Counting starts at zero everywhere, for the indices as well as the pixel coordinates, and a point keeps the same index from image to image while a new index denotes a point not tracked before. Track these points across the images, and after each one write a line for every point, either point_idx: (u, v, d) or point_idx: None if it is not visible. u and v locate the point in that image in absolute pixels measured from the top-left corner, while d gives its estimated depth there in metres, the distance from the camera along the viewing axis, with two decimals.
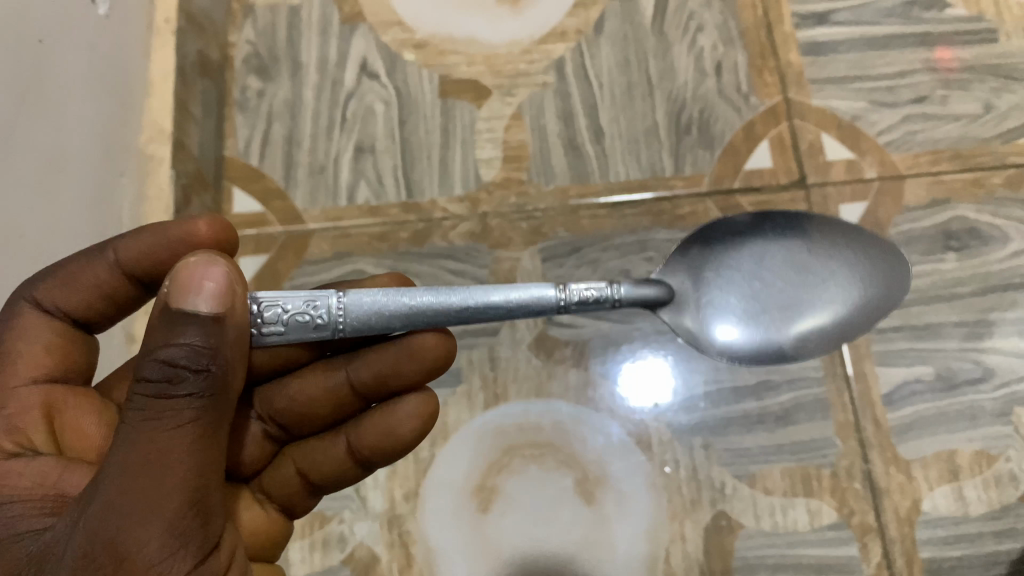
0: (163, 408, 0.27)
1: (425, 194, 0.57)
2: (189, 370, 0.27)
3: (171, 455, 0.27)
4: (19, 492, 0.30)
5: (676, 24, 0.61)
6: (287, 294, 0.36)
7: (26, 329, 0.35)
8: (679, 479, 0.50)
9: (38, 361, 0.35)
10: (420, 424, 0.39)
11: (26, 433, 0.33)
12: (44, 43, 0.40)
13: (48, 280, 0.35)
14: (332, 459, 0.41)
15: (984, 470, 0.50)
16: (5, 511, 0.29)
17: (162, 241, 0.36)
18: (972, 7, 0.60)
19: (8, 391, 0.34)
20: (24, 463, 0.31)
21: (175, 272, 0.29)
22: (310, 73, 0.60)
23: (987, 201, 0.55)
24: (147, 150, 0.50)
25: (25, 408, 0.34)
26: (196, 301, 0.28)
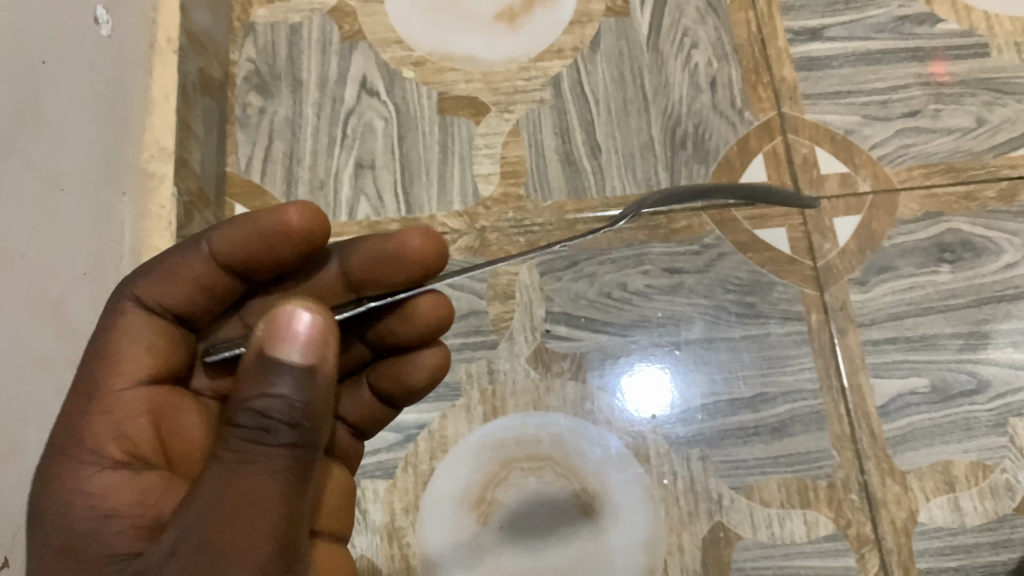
0: (261, 454, 0.27)
1: (424, 209, 0.57)
2: (282, 421, 0.28)
3: (263, 499, 0.27)
4: (122, 507, 0.31)
5: (671, 40, 0.61)
6: None
7: (129, 328, 0.35)
8: (677, 490, 0.51)
9: (142, 362, 0.35)
10: (431, 375, 0.42)
11: (134, 441, 0.33)
12: (45, 65, 0.41)
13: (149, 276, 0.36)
14: (359, 406, 0.43)
15: (979, 481, 0.50)
16: (106, 527, 0.30)
17: (252, 232, 0.36)
18: (964, 21, 0.61)
19: (114, 394, 0.34)
20: (131, 476, 0.32)
21: (271, 318, 0.29)
22: (310, 91, 0.61)
23: (980, 214, 0.56)
24: (148, 167, 0.50)
25: (133, 414, 0.34)
26: (289, 352, 0.28)
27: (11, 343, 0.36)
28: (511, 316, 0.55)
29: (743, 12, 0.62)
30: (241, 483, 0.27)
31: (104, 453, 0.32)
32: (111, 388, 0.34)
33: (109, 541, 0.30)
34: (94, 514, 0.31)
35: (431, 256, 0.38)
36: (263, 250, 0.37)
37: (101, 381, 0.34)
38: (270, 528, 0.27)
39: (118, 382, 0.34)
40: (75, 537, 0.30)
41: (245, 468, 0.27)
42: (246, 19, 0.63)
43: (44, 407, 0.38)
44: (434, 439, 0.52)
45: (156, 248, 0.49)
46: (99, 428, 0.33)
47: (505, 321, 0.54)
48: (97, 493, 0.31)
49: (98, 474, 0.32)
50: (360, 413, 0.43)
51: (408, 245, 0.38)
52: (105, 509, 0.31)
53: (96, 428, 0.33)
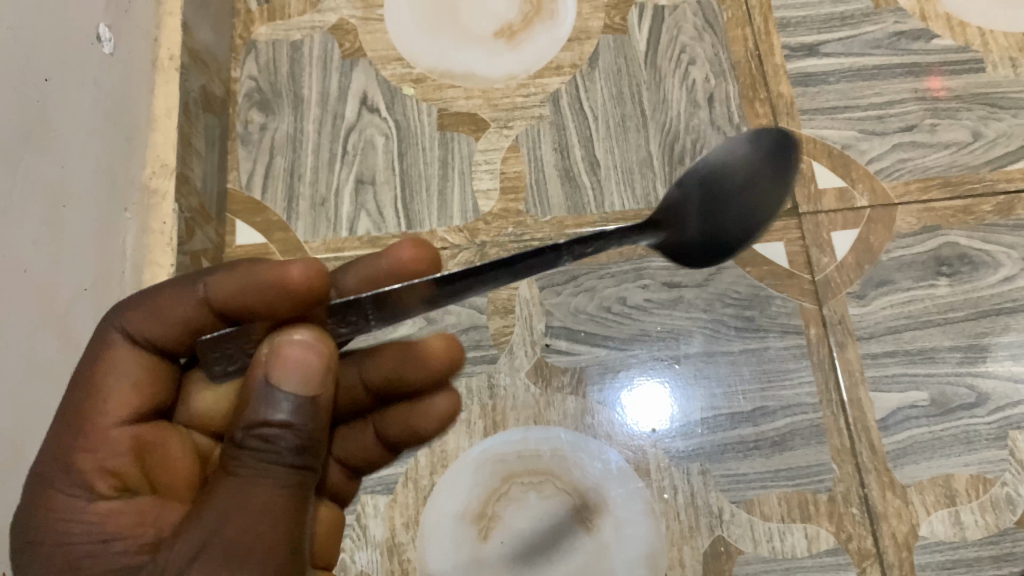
0: (267, 475, 0.29)
1: (424, 225, 0.58)
2: (287, 446, 0.30)
3: (268, 508, 0.29)
4: (121, 531, 0.32)
5: (669, 57, 0.62)
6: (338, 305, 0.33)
7: (117, 361, 0.35)
8: (677, 505, 0.51)
9: (127, 397, 0.35)
10: (443, 421, 0.43)
11: (122, 475, 0.34)
12: (51, 82, 0.41)
13: (137, 310, 0.35)
14: (360, 441, 0.43)
15: (980, 494, 0.50)
16: (108, 551, 0.32)
17: (247, 283, 0.34)
18: (959, 37, 0.62)
19: (101, 430, 0.34)
20: (125, 503, 0.33)
21: (275, 347, 0.30)
22: (311, 108, 0.61)
23: (977, 228, 0.56)
24: (150, 184, 0.51)
25: (117, 449, 0.34)
26: (293, 382, 0.30)
27: (17, 358, 0.36)
28: (512, 331, 0.55)
29: (740, 28, 0.63)
30: (248, 495, 0.29)
31: (93, 488, 0.33)
32: (98, 424, 0.34)
33: (112, 560, 0.32)
34: (92, 540, 0.32)
35: (418, 272, 0.40)
36: (259, 300, 0.34)
37: (85, 419, 0.34)
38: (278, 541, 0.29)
39: (104, 417, 0.34)
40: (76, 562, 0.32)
41: (253, 481, 0.29)
42: (248, 38, 0.64)
43: (48, 421, 0.38)
44: (434, 454, 0.52)
45: (158, 264, 0.49)
46: (86, 465, 0.33)
47: (506, 336, 0.55)
48: (93, 523, 0.32)
49: (91, 505, 0.33)
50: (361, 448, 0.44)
51: (400, 254, 0.39)
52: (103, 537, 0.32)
53: (80, 466, 0.33)
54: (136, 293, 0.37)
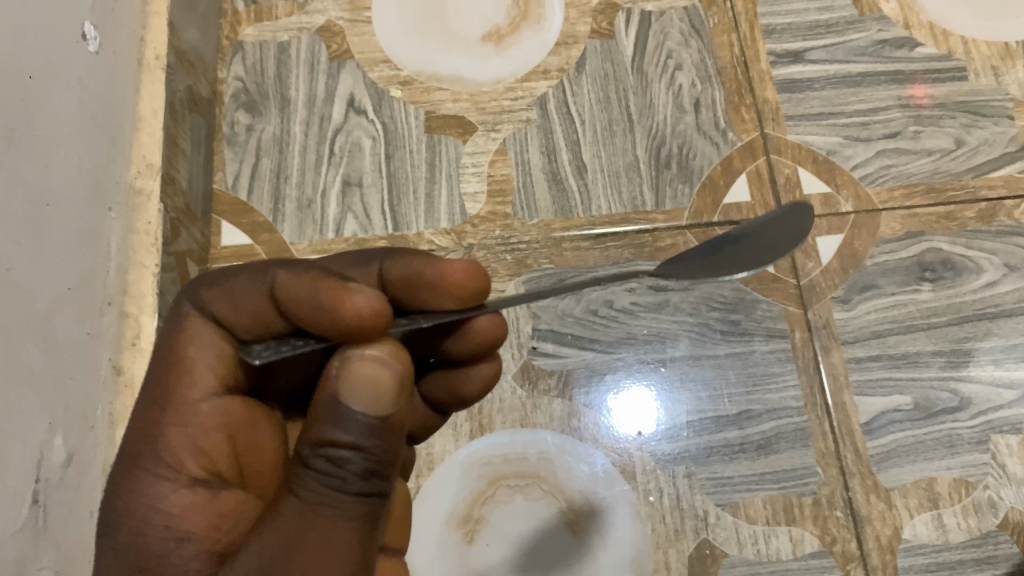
0: (335, 501, 0.27)
1: (411, 227, 0.58)
2: (356, 472, 0.27)
3: (333, 537, 0.27)
4: (196, 530, 0.32)
5: (656, 62, 0.62)
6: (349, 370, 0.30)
7: (196, 338, 0.34)
8: (663, 508, 0.51)
9: (215, 372, 0.34)
10: (484, 387, 0.40)
11: (209, 457, 0.34)
12: (35, 80, 0.41)
13: (217, 288, 0.34)
14: (415, 414, 0.42)
15: (963, 497, 0.51)
16: (180, 552, 0.31)
17: (309, 292, 0.30)
18: (942, 45, 0.62)
19: (188, 404, 0.34)
20: (205, 498, 0.32)
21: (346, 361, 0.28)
22: (298, 109, 0.61)
23: (960, 234, 0.57)
24: (135, 183, 0.50)
25: (206, 430, 0.34)
26: (360, 401, 0.27)
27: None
28: None
29: (726, 35, 0.63)
30: (311, 526, 0.27)
31: (183, 469, 0.33)
32: (187, 401, 0.34)
33: (181, 564, 0.31)
34: (171, 534, 0.32)
35: (461, 300, 0.33)
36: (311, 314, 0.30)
37: (174, 392, 0.34)
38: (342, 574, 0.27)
39: (195, 392, 0.34)
40: (149, 554, 0.31)
41: (317, 510, 0.27)
42: (234, 38, 0.63)
43: (29, 423, 0.38)
44: (420, 456, 0.52)
45: (143, 265, 0.49)
46: (177, 444, 0.33)
47: None
48: (171, 513, 0.32)
49: (174, 491, 0.32)
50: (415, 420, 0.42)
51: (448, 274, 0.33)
52: (180, 529, 0.32)
53: (171, 441, 0.33)
54: (215, 273, 0.36)
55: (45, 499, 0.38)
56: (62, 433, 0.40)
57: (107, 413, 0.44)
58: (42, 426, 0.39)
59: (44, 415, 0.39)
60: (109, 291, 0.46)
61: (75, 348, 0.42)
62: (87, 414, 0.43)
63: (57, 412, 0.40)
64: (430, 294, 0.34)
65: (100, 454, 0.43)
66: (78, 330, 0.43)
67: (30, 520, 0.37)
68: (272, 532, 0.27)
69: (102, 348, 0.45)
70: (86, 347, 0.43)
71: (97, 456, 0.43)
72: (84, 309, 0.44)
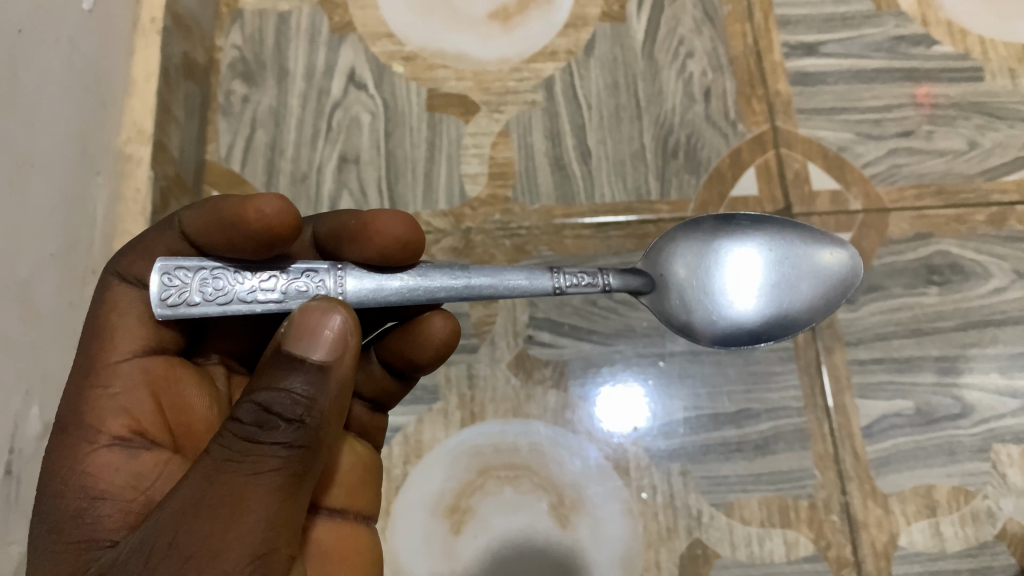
0: (250, 451, 0.28)
1: (408, 207, 0.56)
2: (281, 417, 0.28)
3: (251, 481, 0.28)
4: (111, 489, 0.32)
5: (667, 48, 0.61)
6: (200, 285, 0.34)
7: (118, 303, 0.36)
8: (656, 505, 0.49)
9: (135, 334, 0.36)
10: (441, 349, 0.41)
11: (140, 420, 0.35)
12: (23, 34, 0.39)
13: (132, 254, 0.37)
14: (371, 381, 0.43)
15: (961, 506, 0.49)
16: (95, 511, 0.32)
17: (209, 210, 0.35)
18: (960, 44, 0.61)
19: (111, 366, 0.35)
20: (122, 458, 0.33)
21: (298, 317, 0.30)
22: (296, 81, 0.59)
23: (970, 237, 0.55)
24: (125, 150, 0.49)
25: (130, 390, 0.35)
26: (310, 347, 0.29)
27: None
28: (494, 321, 0.53)
29: (739, 24, 0.62)
30: (224, 471, 0.28)
31: (104, 430, 0.34)
32: (106, 363, 0.35)
33: (96, 522, 0.31)
34: (83, 494, 0.32)
35: (375, 257, 0.37)
36: (222, 241, 0.35)
37: (95, 355, 0.35)
38: (269, 492, 0.28)
39: (110, 356, 0.35)
40: (66, 515, 0.32)
41: (228, 463, 0.28)
42: (234, 6, 0.61)
43: (4, 393, 0.36)
44: (408, 443, 0.50)
45: (129, 234, 0.48)
46: (99, 405, 0.34)
47: (487, 325, 0.53)
48: (86, 474, 0.33)
49: (93, 451, 0.33)
50: (372, 388, 0.43)
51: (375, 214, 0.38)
52: (95, 490, 0.32)
53: (97, 402, 0.34)
54: (140, 235, 0.38)
55: (18, 470, 0.37)
56: (38, 403, 0.39)
57: None
58: (17, 396, 0.37)
59: (19, 384, 0.37)
60: (93, 260, 0.45)
61: (54, 317, 0.41)
62: None
63: (34, 381, 0.38)
64: (362, 244, 0.37)
65: None
66: (58, 298, 0.41)
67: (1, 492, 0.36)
68: (183, 485, 0.28)
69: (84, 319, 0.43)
70: (65, 314, 0.42)
71: None
72: (66, 276, 0.42)
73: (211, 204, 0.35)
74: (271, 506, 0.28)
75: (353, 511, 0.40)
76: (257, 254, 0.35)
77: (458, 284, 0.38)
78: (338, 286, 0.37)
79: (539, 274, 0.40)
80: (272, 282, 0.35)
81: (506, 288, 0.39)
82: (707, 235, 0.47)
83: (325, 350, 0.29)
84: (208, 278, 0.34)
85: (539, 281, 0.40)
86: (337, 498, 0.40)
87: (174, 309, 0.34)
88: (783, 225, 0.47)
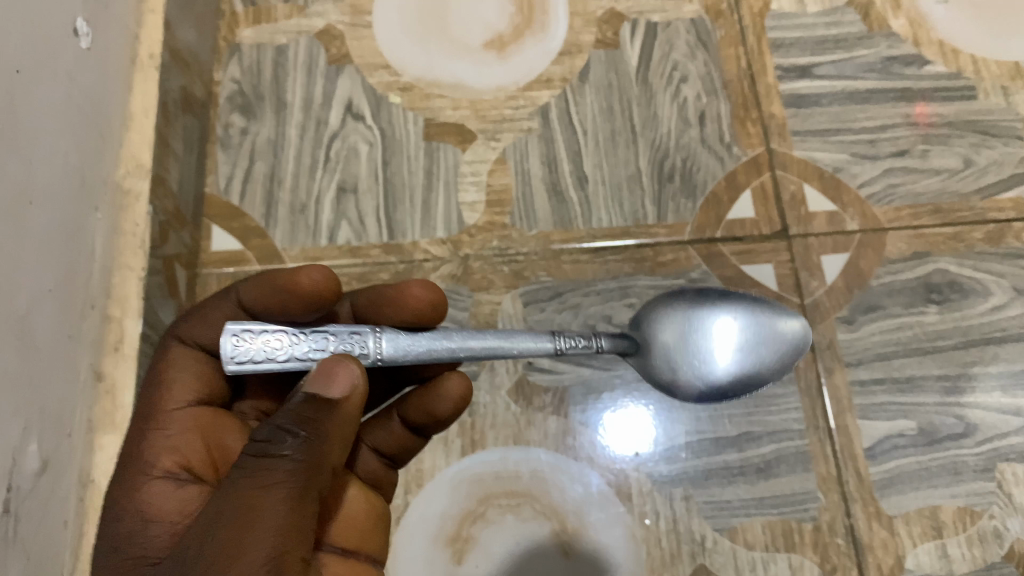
0: (263, 466, 0.30)
1: (407, 236, 0.56)
2: (288, 432, 0.30)
3: (264, 495, 0.30)
4: (161, 514, 0.35)
5: (660, 73, 0.61)
6: (261, 343, 0.36)
7: (175, 361, 0.40)
8: (659, 530, 0.49)
9: (188, 387, 0.39)
10: (456, 404, 0.43)
11: (187, 456, 0.37)
12: (22, 74, 0.39)
13: (189, 320, 0.40)
14: (390, 438, 0.44)
15: (967, 527, 0.49)
16: (147, 532, 0.35)
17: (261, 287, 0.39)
18: (952, 63, 0.61)
19: (166, 412, 0.38)
20: (172, 488, 0.36)
21: (314, 367, 0.32)
22: (294, 113, 0.60)
23: (967, 255, 0.55)
24: (124, 184, 0.49)
25: (182, 431, 0.38)
26: (328, 388, 0.31)
27: None
28: None
29: (732, 47, 0.62)
30: (241, 484, 0.30)
31: (156, 464, 0.37)
32: (163, 410, 0.39)
33: (150, 543, 0.34)
34: (138, 518, 0.35)
35: (410, 318, 0.40)
36: (274, 305, 0.38)
37: (154, 403, 0.39)
38: (280, 502, 0.30)
39: (168, 405, 0.39)
40: (123, 537, 0.35)
41: (244, 480, 0.30)
42: (232, 39, 0.62)
43: (4, 429, 0.36)
44: (409, 472, 0.50)
45: (129, 267, 0.48)
46: (152, 443, 0.37)
47: None
48: (140, 502, 0.35)
49: (147, 482, 0.36)
50: (390, 444, 0.44)
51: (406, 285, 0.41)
52: (148, 514, 0.35)
53: (151, 440, 0.37)
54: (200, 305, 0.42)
55: (16, 509, 0.37)
56: (37, 439, 0.39)
57: (85, 418, 0.44)
58: (16, 432, 0.37)
59: (19, 420, 0.37)
60: (92, 294, 0.45)
61: (52, 352, 0.41)
62: (66, 420, 0.42)
63: (32, 417, 0.38)
64: (397, 309, 0.40)
65: (77, 461, 0.43)
66: (56, 333, 0.41)
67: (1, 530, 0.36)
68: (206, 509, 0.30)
69: (82, 353, 0.44)
70: (65, 349, 0.42)
71: (73, 463, 0.42)
72: (64, 311, 0.42)
73: (262, 280, 0.39)
74: (282, 513, 0.30)
75: (363, 552, 0.39)
76: (307, 314, 0.38)
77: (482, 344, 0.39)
78: (376, 346, 0.38)
79: (543, 336, 0.41)
80: (321, 340, 0.37)
81: (518, 345, 0.40)
82: (686, 308, 0.48)
83: (341, 387, 0.31)
84: (269, 338, 0.36)
85: (545, 343, 0.41)
86: (345, 538, 0.39)
87: (240, 365, 0.36)
88: (746, 300, 0.48)
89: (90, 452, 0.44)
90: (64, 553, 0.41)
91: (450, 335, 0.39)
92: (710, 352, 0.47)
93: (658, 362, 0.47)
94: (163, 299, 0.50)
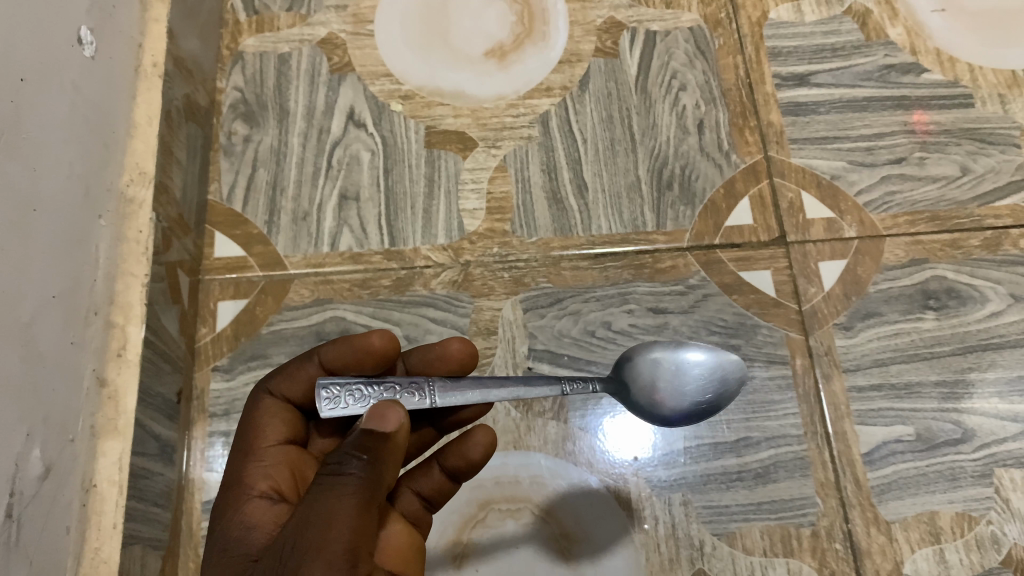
0: (337, 482, 0.32)
1: (407, 242, 0.57)
2: (354, 453, 0.33)
3: (339, 500, 0.32)
4: (260, 520, 0.38)
5: (660, 82, 0.62)
6: (344, 390, 0.39)
7: (265, 410, 0.43)
8: (658, 535, 0.49)
9: (277, 429, 0.43)
10: (489, 448, 0.44)
11: (280, 481, 0.40)
12: (27, 83, 0.40)
13: (279, 376, 0.44)
14: (430, 482, 0.44)
15: (965, 533, 0.49)
16: (247, 533, 0.37)
17: (341, 353, 0.42)
18: (949, 72, 0.62)
19: (261, 448, 0.42)
20: (267, 503, 0.39)
21: (367, 412, 0.34)
22: (296, 121, 0.60)
23: (964, 262, 0.56)
24: (127, 191, 0.49)
25: (275, 463, 0.41)
26: (382, 425, 0.34)
27: None
28: (494, 353, 0.53)
29: (731, 57, 0.63)
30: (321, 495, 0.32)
31: (254, 486, 0.39)
32: (258, 446, 0.42)
33: (249, 542, 0.37)
34: (242, 524, 0.38)
35: (455, 369, 0.44)
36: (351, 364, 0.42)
37: (248, 442, 0.42)
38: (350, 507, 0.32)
39: (262, 442, 0.42)
40: (229, 538, 0.37)
41: (322, 492, 0.32)
42: (235, 48, 0.63)
43: (6, 435, 0.36)
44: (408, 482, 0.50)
45: (132, 274, 0.48)
46: (249, 471, 0.40)
47: (488, 357, 0.53)
48: (241, 514, 0.38)
49: (248, 500, 0.39)
50: (431, 488, 0.44)
51: (448, 346, 0.44)
52: (250, 521, 0.38)
53: (248, 467, 0.40)
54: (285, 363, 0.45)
55: (19, 513, 0.37)
56: (40, 444, 0.39)
57: (87, 424, 0.44)
58: (20, 437, 0.37)
59: (22, 426, 0.38)
60: (94, 301, 0.45)
61: (56, 357, 0.41)
62: (68, 426, 0.42)
63: (35, 424, 0.39)
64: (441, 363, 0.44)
65: (79, 467, 0.43)
66: (59, 339, 0.41)
67: (4, 534, 0.36)
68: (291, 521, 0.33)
69: (85, 359, 0.44)
70: (68, 355, 0.42)
71: (75, 469, 0.43)
72: (67, 317, 0.42)
73: (342, 345, 0.42)
74: (354, 516, 0.32)
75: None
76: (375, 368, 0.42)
77: (517, 392, 0.41)
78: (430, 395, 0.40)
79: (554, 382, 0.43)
80: (386, 389, 0.40)
81: (548, 386, 0.43)
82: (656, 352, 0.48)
83: (392, 421, 0.34)
84: (348, 387, 0.39)
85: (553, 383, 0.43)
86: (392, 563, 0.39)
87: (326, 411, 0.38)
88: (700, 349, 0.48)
89: (92, 458, 0.44)
90: (66, 559, 0.41)
91: (495, 382, 0.41)
92: (677, 391, 0.47)
93: (639, 399, 0.47)
94: (166, 305, 0.50)
